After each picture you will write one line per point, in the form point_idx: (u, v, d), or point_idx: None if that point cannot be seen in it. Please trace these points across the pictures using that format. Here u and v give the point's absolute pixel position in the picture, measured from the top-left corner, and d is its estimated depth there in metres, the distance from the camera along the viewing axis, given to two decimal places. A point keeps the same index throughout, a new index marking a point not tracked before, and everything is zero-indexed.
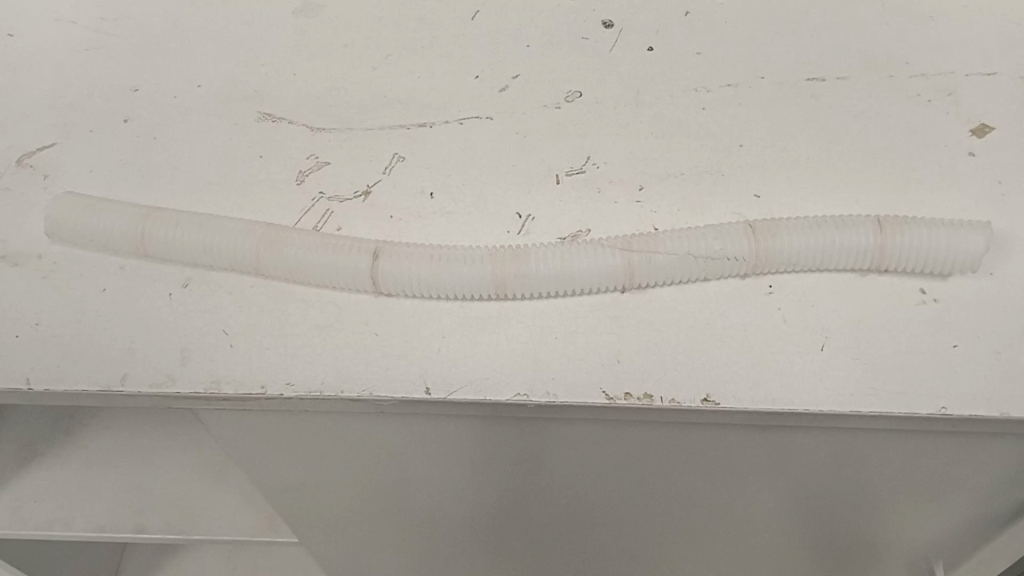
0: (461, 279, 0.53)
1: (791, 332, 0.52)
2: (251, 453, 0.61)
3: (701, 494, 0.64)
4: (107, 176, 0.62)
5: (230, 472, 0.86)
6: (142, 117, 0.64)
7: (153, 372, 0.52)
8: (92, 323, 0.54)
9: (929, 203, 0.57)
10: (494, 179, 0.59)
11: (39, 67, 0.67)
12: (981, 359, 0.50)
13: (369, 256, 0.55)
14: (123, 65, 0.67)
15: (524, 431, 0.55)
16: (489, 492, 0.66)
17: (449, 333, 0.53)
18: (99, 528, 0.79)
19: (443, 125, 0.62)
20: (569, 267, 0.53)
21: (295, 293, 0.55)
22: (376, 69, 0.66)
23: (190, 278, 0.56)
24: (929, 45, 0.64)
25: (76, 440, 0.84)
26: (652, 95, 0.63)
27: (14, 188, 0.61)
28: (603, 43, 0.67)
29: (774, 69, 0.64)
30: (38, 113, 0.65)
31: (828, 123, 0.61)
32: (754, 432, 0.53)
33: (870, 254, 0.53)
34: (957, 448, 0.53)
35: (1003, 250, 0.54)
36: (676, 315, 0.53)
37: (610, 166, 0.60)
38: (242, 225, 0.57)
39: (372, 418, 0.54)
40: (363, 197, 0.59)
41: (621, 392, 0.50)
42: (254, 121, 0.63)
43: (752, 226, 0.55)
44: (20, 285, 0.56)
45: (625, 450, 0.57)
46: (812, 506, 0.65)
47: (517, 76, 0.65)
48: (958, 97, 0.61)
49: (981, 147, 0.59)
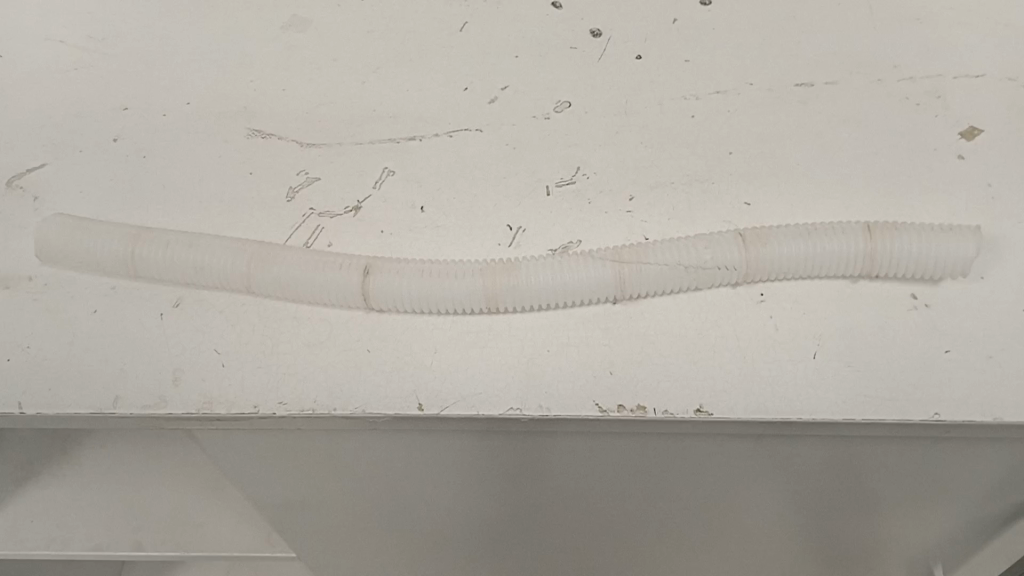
0: (452, 294, 0.53)
1: (783, 340, 0.52)
2: (247, 471, 0.61)
3: (698, 503, 0.64)
4: (97, 196, 0.62)
5: (227, 491, 0.86)
6: (132, 135, 0.64)
7: (146, 393, 0.52)
8: (83, 345, 0.54)
9: (920, 208, 0.57)
10: (484, 192, 0.59)
11: (28, 87, 0.67)
12: (973, 364, 0.50)
13: (360, 272, 0.55)
14: (111, 82, 0.67)
15: (519, 445, 0.55)
16: (486, 506, 0.66)
17: (442, 347, 0.53)
18: (97, 546, 0.79)
19: (433, 138, 0.62)
20: (560, 279, 0.53)
21: (286, 310, 0.55)
22: (365, 82, 0.66)
23: (181, 297, 0.56)
24: (917, 48, 0.64)
25: (73, 457, 0.84)
26: (641, 104, 0.63)
27: (4, 209, 0.61)
28: (591, 52, 0.67)
29: (762, 74, 0.64)
30: (27, 133, 0.65)
31: (817, 129, 0.61)
32: (749, 441, 0.53)
33: (861, 261, 0.53)
34: (952, 453, 0.53)
35: (994, 253, 0.54)
36: (668, 325, 0.53)
37: (600, 176, 0.60)
38: (232, 243, 0.57)
39: (367, 434, 0.54)
40: (353, 212, 0.59)
41: (614, 404, 0.50)
42: (243, 137, 0.63)
43: (743, 235, 0.55)
44: (11, 307, 0.56)
45: (620, 462, 0.57)
46: (810, 513, 0.65)
47: (506, 87, 0.65)
48: (946, 100, 0.61)
49: (970, 150, 0.59)
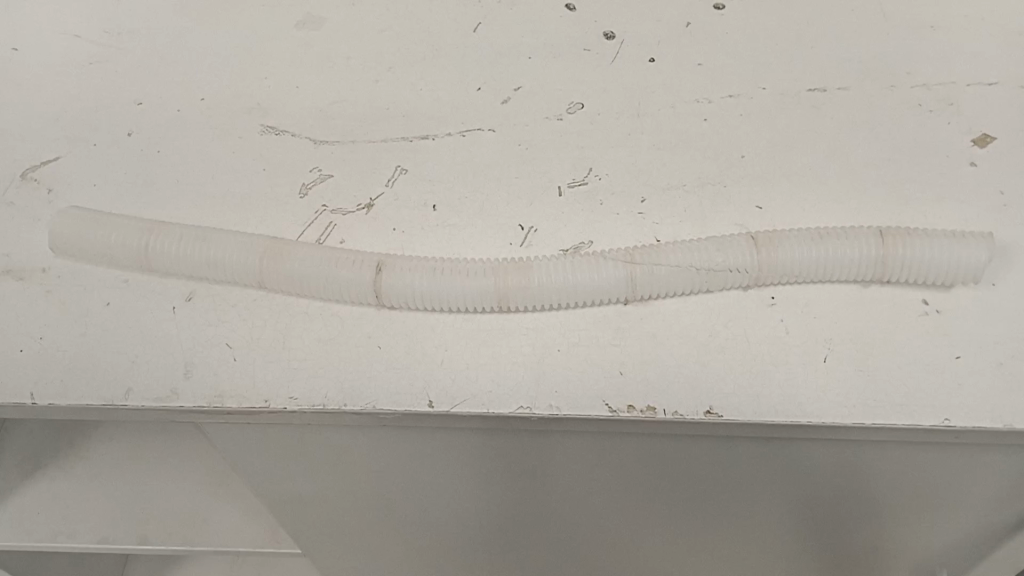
0: (463, 292, 0.54)
1: (794, 343, 0.52)
2: (254, 465, 0.61)
3: (704, 505, 0.64)
4: (110, 190, 0.62)
5: (233, 483, 0.86)
6: (146, 130, 0.65)
7: (158, 386, 0.52)
8: (95, 337, 0.54)
9: (931, 214, 0.57)
10: (497, 191, 0.60)
11: (43, 81, 0.68)
12: (984, 371, 0.50)
13: (372, 269, 0.55)
14: (126, 77, 0.68)
15: (527, 444, 0.55)
16: (492, 504, 0.66)
17: (453, 345, 0.53)
18: (102, 539, 0.80)
19: (446, 137, 0.63)
20: (571, 279, 0.53)
21: (298, 306, 0.55)
22: (379, 80, 0.66)
23: (194, 291, 0.56)
24: (931, 55, 0.64)
25: (80, 450, 0.84)
26: (654, 106, 0.63)
27: (18, 202, 0.61)
28: (604, 54, 0.67)
29: (775, 79, 0.64)
30: (42, 126, 0.65)
31: (829, 134, 0.61)
32: (757, 443, 0.53)
33: (872, 266, 0.53)
34: (960, 459, 0.53)
35: (1006, 260, 0.54)
36: (679, 326, 0.53)
37: (612, 177, 0.60)
38: (245, 238, 0.57)
39: (376, 431, 0.54)
40: (366, 209, 0.59)
41: (624, 404, 0.50)
42: (257, 133, 0.64)
43: (754, 238, 0.55)
44: (25, 298, 0.56)
45: (627, 462, 0.57)
46: (816, 517, 0.65)
47: (519, 88, 0.65)
48: (959, 107, 0.61)
49: (983, 157, 0.59)
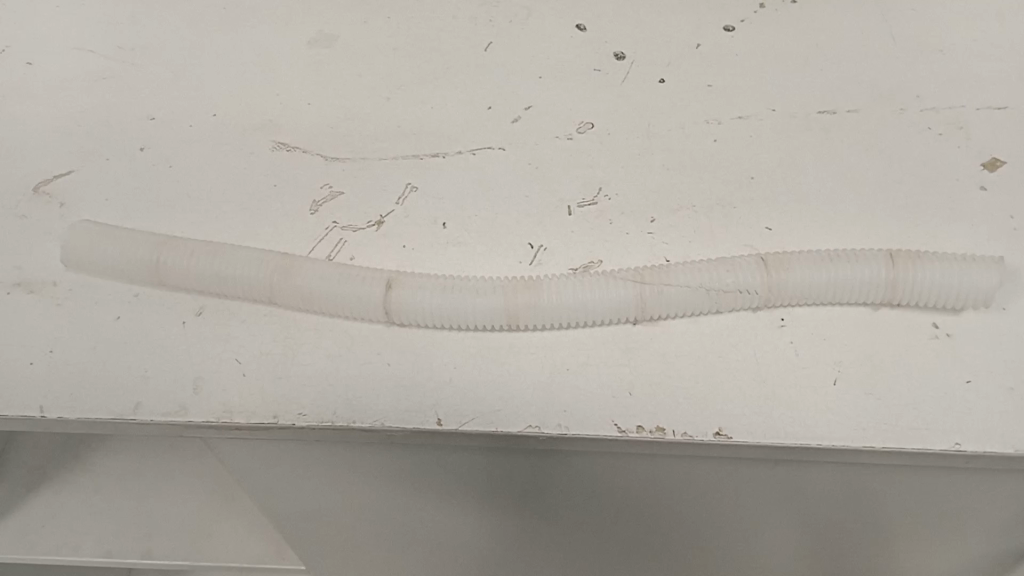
0: (473, 310, 0.54)
1: (803, 366, 0.52)
2: (261, 481, 0.61)
3: (713, 526, 0.63)
4: (122, 205, 0.62)
5: (238, 498, 0.86)
6: (159, 145, 0.65)
7: (166, 401, 0.52)
8: (105, 351, 0.54)
9: (942, 238, 0.57)
10: (506, 211, 0.60)
11: (57, 95, 0.68)
12: (995, 396, 0.50)
13: (382, 287, 0.55)
14: (139, 93, 0.68)
15: (535, 463, 0.55)
16: (499, 523, 0.66)
17: (461, 363, 0.53)
18: (107, 553, 0.81)
19: (456, 155, 0.63)
20: (581, 298, 0.53)
21: (307, 322, 0.55)
22: (390, 99, 0.67)
23: (204, 307, 0.56)
24: (941, 78, 0.64)
25: (85, 464, 0.84)
26: (664, 127, 0.64)
27: (29, 215, 0.61)
28: (614, 74, 0.67)
29: (786, 101, 0.65)
30: (54, 140, 0.65)
31: (839, 156, 0.61)
32: (767, 467, 0.53)
33: (882, 288, 0.53)
34: (971, 484, 0.53)
35: (1015, 285, 0.54)
36: (688, 348, 0.53)
37: (622, 197, 0.60)
38: (257, 254, 0.58)
39: (384, 448, 0.54)
40: (376, 226, 0.60)
41: (634, 425, 0.50)
42: (268, 149, 0.64)
43: (765, 260, 0.55)
44: (34, 312, 0.57)
45: (638, 482, 0.57)
46: (826, 540, 0.65)
47: (530, 108, 0.65)
48: (969, 131, 0.61)
49: (993, 182, 0.59)
